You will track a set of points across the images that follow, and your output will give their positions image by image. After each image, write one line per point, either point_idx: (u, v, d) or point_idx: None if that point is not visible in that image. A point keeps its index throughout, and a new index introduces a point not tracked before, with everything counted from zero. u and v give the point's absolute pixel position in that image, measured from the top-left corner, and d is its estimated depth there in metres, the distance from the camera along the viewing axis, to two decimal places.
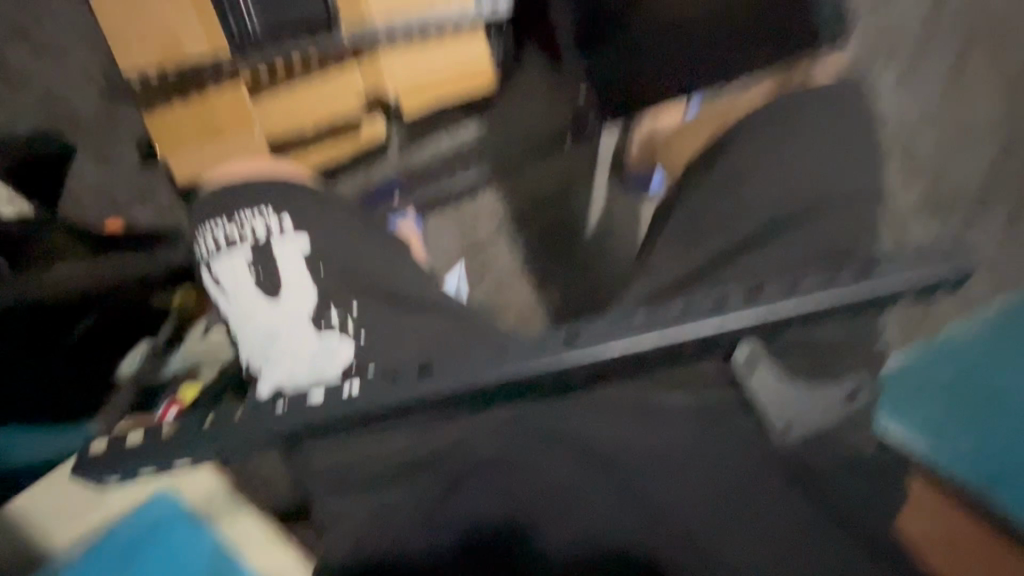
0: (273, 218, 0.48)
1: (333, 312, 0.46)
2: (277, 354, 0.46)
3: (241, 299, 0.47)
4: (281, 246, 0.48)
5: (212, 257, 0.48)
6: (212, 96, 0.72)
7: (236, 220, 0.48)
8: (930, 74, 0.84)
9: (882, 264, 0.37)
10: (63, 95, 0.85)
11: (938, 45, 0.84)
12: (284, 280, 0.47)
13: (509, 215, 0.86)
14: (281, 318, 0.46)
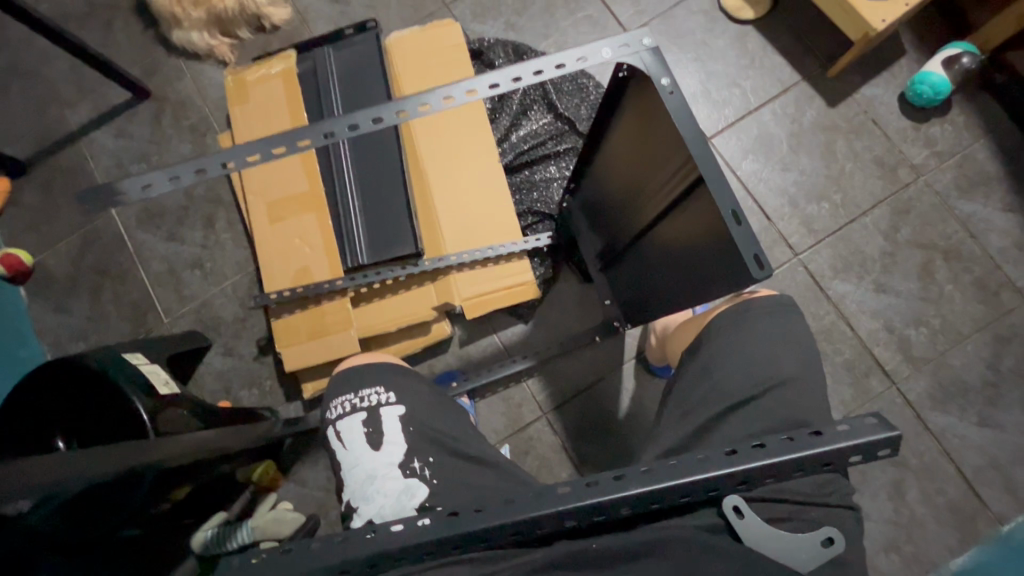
0: (380, 391, 0.58)
1: (416, 464, 0.55)
2: (369, 493, 0.54)
3: (352, 449, 0.56)
4: (387, 407, 0.57)
5: (337, 416, 0.59)
6: (326, 306, 0.98)
7: (357, 391, 0.59)
8: (901, 283, 0.99)
9: (826, 432, 0.46)
10: (208, 305, 1.11)
11: (903, 259, 1.00)
12: (385, 436, 0.56)
13: (548, 399, 1.02)
14: (378, 468, 0.55)
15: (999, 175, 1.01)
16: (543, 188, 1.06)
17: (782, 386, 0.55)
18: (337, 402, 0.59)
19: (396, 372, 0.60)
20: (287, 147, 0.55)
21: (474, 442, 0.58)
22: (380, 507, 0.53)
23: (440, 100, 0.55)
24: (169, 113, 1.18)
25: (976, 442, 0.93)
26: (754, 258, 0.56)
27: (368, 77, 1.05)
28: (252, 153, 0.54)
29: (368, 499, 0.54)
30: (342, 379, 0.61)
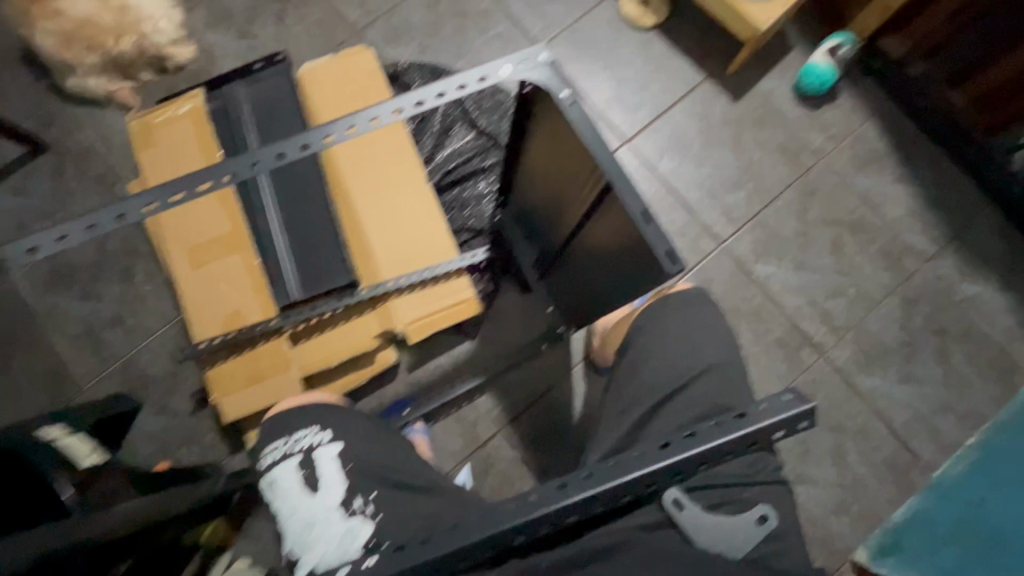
0: (315, 431, 0.58)
1: (358, 502, 0.54)
2: (311, 540, 0.54)
3: (289, 497, 0.56)
4: (321, 451, 0.57)
5: (269, 464, 0.58)
6: (262, 350, 0.94)
7: (289, 436, 0.58)
8: (817, 259, 1.06)
9: (748, 415, 0.48)
10: (134, 363, 1.04)
11: (816, 237, 1.07)
12: (322, 478, 0.55)
13: (503, 414, 1.02)
14: (317, 510, 0.55)
15: (887, 151, 1.11)
16: (474, 205, 1.07)
17: (704, 372, 0.59)
18: (269, 452, 0.58)
19: (332, 411, 0.60)
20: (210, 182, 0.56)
21: (419, 470, 0.58)
22: (325, 549, 0.53)
23: (345, 129, 0.57)
24: (71, 165, 1.11)
25: (900, 398, 1.00)
26: (667, 254, 0.59)
27: (283, 110, 1.03)
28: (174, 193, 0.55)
29: (312, 543, 0.53)
30: (278, 421, 0.60)
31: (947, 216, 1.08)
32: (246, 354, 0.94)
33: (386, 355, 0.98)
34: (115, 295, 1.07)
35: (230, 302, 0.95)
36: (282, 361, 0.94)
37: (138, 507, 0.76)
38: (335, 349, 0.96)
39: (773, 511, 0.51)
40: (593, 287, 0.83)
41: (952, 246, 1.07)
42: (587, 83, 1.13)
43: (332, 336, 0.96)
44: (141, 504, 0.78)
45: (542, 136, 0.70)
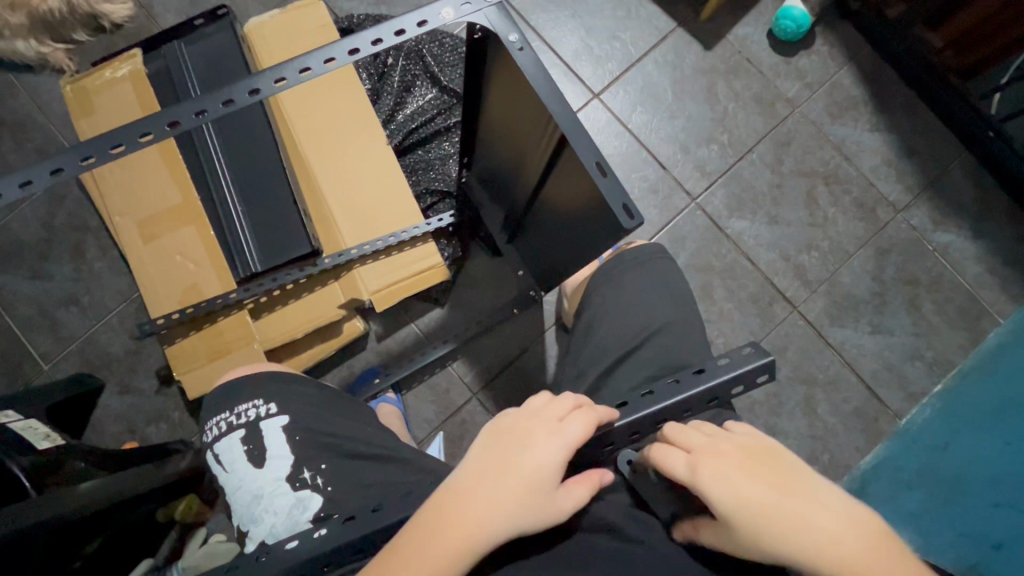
0: (259, 404, 0.56)
1: (306, 474, 0.54)
2: (260, 514, 0.53)
3: (235, 471, 0.55)
4: (264, 426, 0.55)
5: (214, 438, 0.56)
6: (222, 324, 0.91)
7: (232, 408, 0.56)
8: (791, 213, 1.04)
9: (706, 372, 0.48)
10: (93, 343, 1.00)
11: (790, 189, 1.05)
12: (267, 452, 0.54)
13: (477, 380, 1.01)
14: (264, 483, 0.54)
15: (863, 98, 1.08)
16: (439, 166, 1.03)
17: (664, 330, 0.58)
18: (212, 426, 0.57)
19: (278, 383, 0.58)
20: (126, 145, 0.49)
21: (373, 439, 0.57)
22: (272, 523, 0.53)
23: (272, 82, 0.51)
24: (7, 136, 1.04)
25: (870, 348, 1.01)
26: (625, 208, 0.57)
27: (229, 69, 0.97)
28: (85, 158, 0.48)
29: (258, 518, 0.53)
30: (224, 393, 0.58)
31: (922, 164, 1.06)
32: (207, 329, 0.91)
33: (353, 324, 0.96)
34: (66, 273, 1.02)
35: (186, 276, 0.91)
36: (243, 335, 0.91)
37: (103, 489, 0.74)
38: (299, 320, 0.93)
39: None
40: (559, 247, 0.81)
41: (925, 194, 1.06)
42: (554, 33, 1.07)
43: (295, 307, 0.93)
44: (108, 484, 0.75)
45: (500, 90, 0.66)
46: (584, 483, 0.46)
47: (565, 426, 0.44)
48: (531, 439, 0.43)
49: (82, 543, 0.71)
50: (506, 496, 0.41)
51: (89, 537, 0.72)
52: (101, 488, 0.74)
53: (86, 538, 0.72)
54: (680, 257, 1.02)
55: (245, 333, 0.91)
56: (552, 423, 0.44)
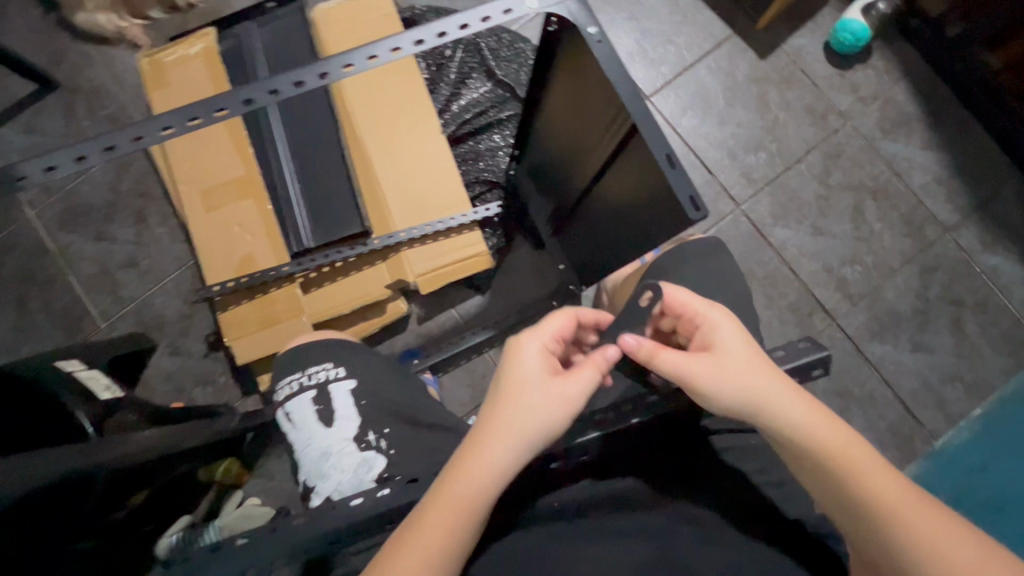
0: (329, 366, 0.63)
1: (372, 436, 0.60)
2: (327, 470, 0.60)
3: (304, 428, 0.61)
4: (335, 389, 0.62)
5: (285, 397, 0.63)
6: (274, 295, 0.95)
7: (306, 370, 0.63)
8: (836, 225, 1.04)
9: None
10: (148, 305, 1.05)
11: (837, 202, 1.05)
12: (337, 412, 0.61)
13: None
14: (332, 441, 0.60)
15: (918, 115, 1.07)
16: (489, 157, 1.05)
17: None
18: (286, 385, 0.63)
19: (347, 349, 0.65)
20: (230, 108, 0.52)
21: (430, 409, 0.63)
22: (339, 479, 0.59)
23: (364, 60, 0.54)
24: (83, 104, 1.10)
25: (910, 366, 1.00)
26: (690, 200, 0.58)
27: (297, 52, 1.01)
28: (193, 117, 0.51)
29: (326, 473, 0.60)
30: (298, 353, 0.64)
31: (974, 185, 1.05)
32: (258, 298, 0.95)
33: (397, 305, 0.98)
34: (128, 237, 1.07)
35: (242, 245, 0.95)
36: (293, 306, 0.94)
37: (153, 440, 0.77)
38: (348, 296, 0.96)
39: None
40: (607, 242, 0.83)
41: (975, 216, 1.05)
42: (610, 34, 1.09)
43: (343, 284, 0.96)
44: (157, 437, 0.78)
45: (568, 84, 0.68)
46: (588, 365, 0.50)
47: (547, 327, 0.54)
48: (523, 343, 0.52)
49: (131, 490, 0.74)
50: (510, 432, 0.47)
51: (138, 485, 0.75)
52: (151, 439, 0.77)
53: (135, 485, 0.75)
54: None
55: (294, 305, 0.94)
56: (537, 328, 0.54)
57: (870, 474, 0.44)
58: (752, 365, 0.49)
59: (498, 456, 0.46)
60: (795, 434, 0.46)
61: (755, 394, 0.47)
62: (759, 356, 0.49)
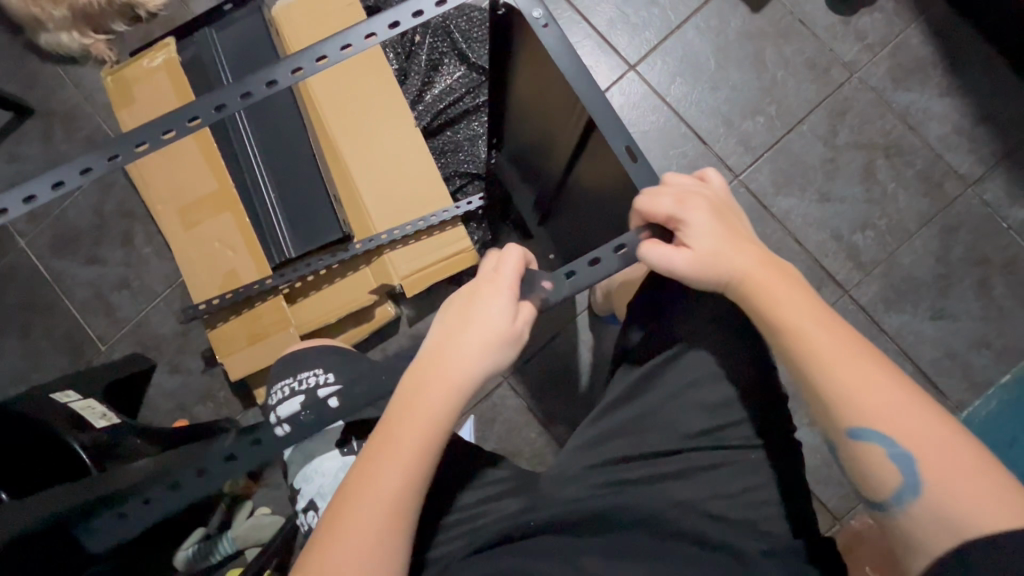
0: (318, 373, 0.72)
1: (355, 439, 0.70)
2: (312, 475, 0.69)
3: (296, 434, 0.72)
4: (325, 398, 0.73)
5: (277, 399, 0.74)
6: (260, 309, 0.94)
7: (296, 375, 0.74)
8: (845, 188, 0.97)
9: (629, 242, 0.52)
10: (145, 325, 1.06)
11: (845, 163, 0.97)
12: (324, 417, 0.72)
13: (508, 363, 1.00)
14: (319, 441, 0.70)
15: (933, 59, 0.97)
16: (468, 147, 1.00)
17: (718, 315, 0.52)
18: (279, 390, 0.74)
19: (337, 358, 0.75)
20: (150, 143, 0.50)
21: None
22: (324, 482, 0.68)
23: (289, 74, 0.51)
24: (59, 127, 1.09)
25: (931, 335, 0.93)
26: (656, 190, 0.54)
27: (260, 54, 0.97)
28: (112, 155, 0.49)
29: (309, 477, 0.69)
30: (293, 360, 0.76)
31: (999, 132, 0.96)
32: (245, 312, 0.94)
33: (384, 310, 0.96)
34: (118, 259, 1.07)
35: (224, 261, 0.94)
36: (281, 320, 0.93)
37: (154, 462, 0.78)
38: (335, 306, 0.95)
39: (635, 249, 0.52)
40: (590, 232, 0.79)
41: (1002, 166, 0.95)
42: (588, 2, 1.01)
43: (328, 292, 0.95)
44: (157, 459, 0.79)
45: (530, 71, 0.63)
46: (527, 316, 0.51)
47: (501, 271, 0.51)
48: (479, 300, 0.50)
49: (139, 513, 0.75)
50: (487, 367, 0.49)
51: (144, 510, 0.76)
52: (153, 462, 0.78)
53: (140, 511, 0.75)
54: None
55: (281, 320, 0.93)
56: (490, 276, 0.51)
57: (811, 338, 0.48)
58: (711, 251, 0.51)
59: (437, 401, 0.49)
60: (748, 306, 0.51)
61: (717, 268, 0.51)
62: (722, 240, 0.52)
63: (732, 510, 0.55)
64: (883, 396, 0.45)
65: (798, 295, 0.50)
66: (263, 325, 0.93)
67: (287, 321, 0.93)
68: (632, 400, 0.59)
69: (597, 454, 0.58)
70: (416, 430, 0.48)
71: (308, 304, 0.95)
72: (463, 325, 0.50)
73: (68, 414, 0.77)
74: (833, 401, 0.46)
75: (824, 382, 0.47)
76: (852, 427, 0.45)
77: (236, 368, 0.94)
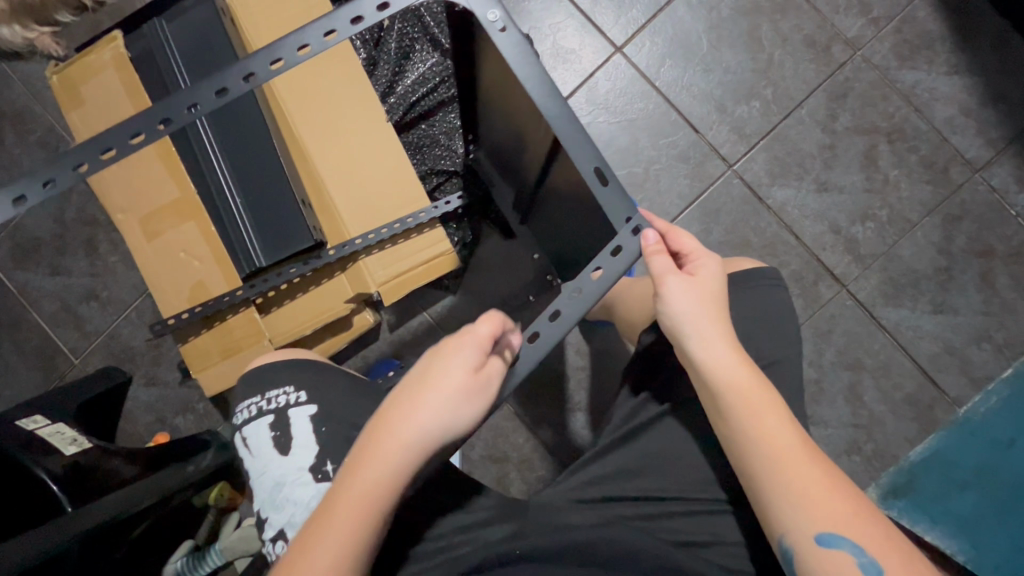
0: (289, 391, 0.60)
1: (329, 468, 0.57)
2: (281, 501, 0.58)
3: (261, 456, 0.60)
4: (292, 419, 0.59)
5: (244, 420, 0.61)
6: (233, 321, 0.90)
7: (264, 393, 0.60)
8: (844, 177, 0.91)
9: (601, 266, 0.48)
10: (117, 336, 1.02)
11: (844, 149, 0.91)
12: (294, 440, 0.59)
13: None
14: (289, 466, 0.58)
15: (941, 33, 0.90)
16: (445, 142, 0.94)
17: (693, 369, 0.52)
18: (245, 420, 0.61)
19: (309, 370, 0.62)
20: (90, 166, 0.46)
21: None
22: (294, 513, 0.57)
23: (241, 79, 0.47)
24: (10, 128, 1.02)
25: (929, 331, 0.90)
26: (629, 222, 0.49)
27: (216, 47, 0.90)
28: (48, 180, 0.45)
29: (279, 506, 0.58)
30: (256, 376, 0.62)
31: (1009, 112, 0.90)
32: (218, 325, 0.90)
33: (363, 317, 0.92)
34: (84, 269, 1.02)
35: (191, 273, 0.89)
36: (257, 332, 0.90)
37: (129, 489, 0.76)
38: (313, 316, 0.91)
39: (621, 263, 0.48)
40: (571, 238, 0.75)
41: (1011, 150, 0.90)
42: None
43: (304, 301, 0.91)
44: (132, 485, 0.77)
45: (500, 74, 0.58)
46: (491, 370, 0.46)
47: (475, 325, 0.46)
48: (445, 355, 0.46)
49: (115, 539, 0.73)
50: (437, 420, 0.44)
51: (121, 535, 0.74)
52: (129, 488, 0.76)
53: (116, 538, 0.73)
54: (712, 233, 0.91)
55: (258, 333, 0.90)
56: (461, 330, 0.47)
57: (771, 427, 0.49)
58: (696, 343, 0.51)
59: (382, 487, 0.44)
60: (718, 399, 0.50)
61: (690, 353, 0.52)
62: (711, 330, 0.51)
63: (730, 557, 0.53)
64: (846, 507, 0.45)
65: (767, 390, 0.50)
66: (238, 337, 0.90)
67: (264, 333, 0.90)
68: (628, 441, 0.59)
69: (580, 494, 0.57)
70: (356, 517, 0.43)
71: (283, 314, 0.91)
72: (420, 400, 0.45)
73: (36, 441, 0.74)
74: (799, 504, 0.46)
75: (790, 482, 0.46)
76: (821, 532, 0.44)
77: (211, 382, 0.91)
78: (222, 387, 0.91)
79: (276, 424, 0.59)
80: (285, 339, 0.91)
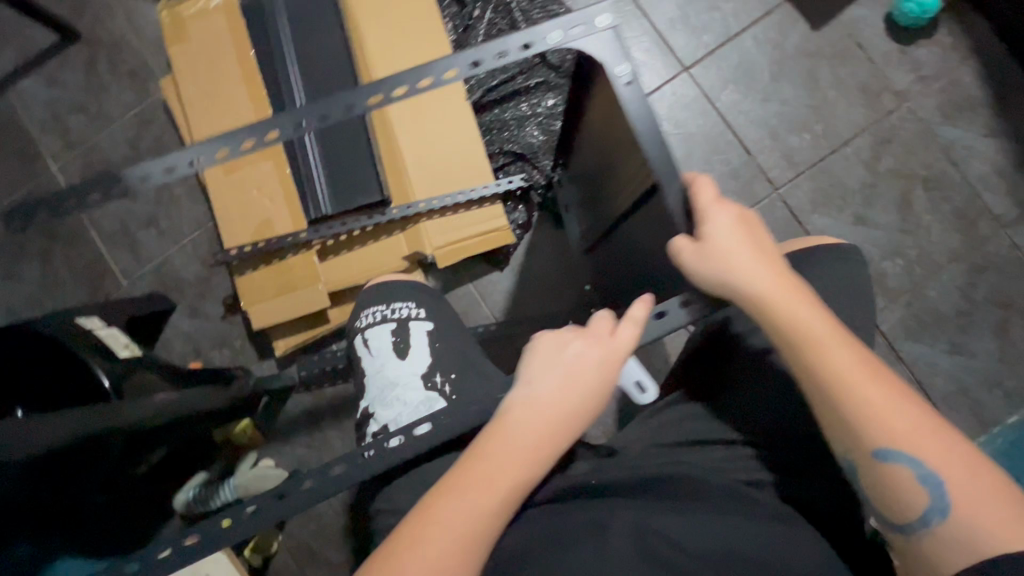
0: (412, 306, 0.67)
1: (439, 377, 0.63)
2: (391, 398, 0.62)
3: (379, 356, 0.65)
4: (414, 329, 0.66)
5: (366, 325, 0.67)
6: (292, 261, 0.94)
7: (389, 304, 0.67)
8: (880, 215, 0.98)
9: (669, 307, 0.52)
10: (169, 265, 1.05)
11: (884, 190, 0.98)
12: (411, 346, 0.65)
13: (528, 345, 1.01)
14: (405, 369, 0.63)
15: (982, 99, 0.98)
16: (515, 128, 1.00)
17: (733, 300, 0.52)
18: (366, 324, 0.67)
19: (425, 296, 0.70)
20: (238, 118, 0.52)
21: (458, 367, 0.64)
22: (402, 410, 0.61)
23: None
24: (105, 56, 1.08)
25: (945, 369, 0.95)
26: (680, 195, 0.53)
27: (320, 9, 0.96)
28: None
29: (387, 403, 0.62)
30: (378, 292, 0.69)
31: None
32: (275, 263, 0.94)
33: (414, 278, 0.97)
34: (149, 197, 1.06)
35: (262, 209, 0.93)
36: (312, 274, 0.93)
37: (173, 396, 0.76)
38: (369, 267, 0.95)
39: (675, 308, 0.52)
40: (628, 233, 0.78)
41: None
42: None
43: (361, 252, 0.95)
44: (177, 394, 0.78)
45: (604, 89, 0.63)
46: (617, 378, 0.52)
47: (617, 335, 0.51)
48: (591, 360, 0.50)
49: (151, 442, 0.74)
50: (579, 422, 0.50)
51: (157, 439, 0.74)
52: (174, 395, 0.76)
53: (153, 442, 0.74)
54: None
55: (315, 274, 0.93)
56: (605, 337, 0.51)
57: (830, 355, 0.48)
58: (740, 277, 0.50)
59: (512, 469, 0.47)
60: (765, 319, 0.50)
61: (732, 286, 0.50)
62: (755, 263, 0.51)
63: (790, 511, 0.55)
64: (904, 415, 0.46)
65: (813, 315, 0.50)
66: (293, 277, 0.94)
67: (319, 276, 0.93)
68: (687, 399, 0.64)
69: (655, 440, 0.61)
70: (491, 490, 0.46)
71: (341, 262, 0.95)
72: (564, 400, 0.49)
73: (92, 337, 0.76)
74: (873, 423, 0.46)
75: (858, 407, 0.46)
76: (879, 448, 0.45)
77: (258, 315, 0.94)
78: (266, 322, 0.94)
79: (395, 329, 0.65)
80: (339, 285, 0.95)
